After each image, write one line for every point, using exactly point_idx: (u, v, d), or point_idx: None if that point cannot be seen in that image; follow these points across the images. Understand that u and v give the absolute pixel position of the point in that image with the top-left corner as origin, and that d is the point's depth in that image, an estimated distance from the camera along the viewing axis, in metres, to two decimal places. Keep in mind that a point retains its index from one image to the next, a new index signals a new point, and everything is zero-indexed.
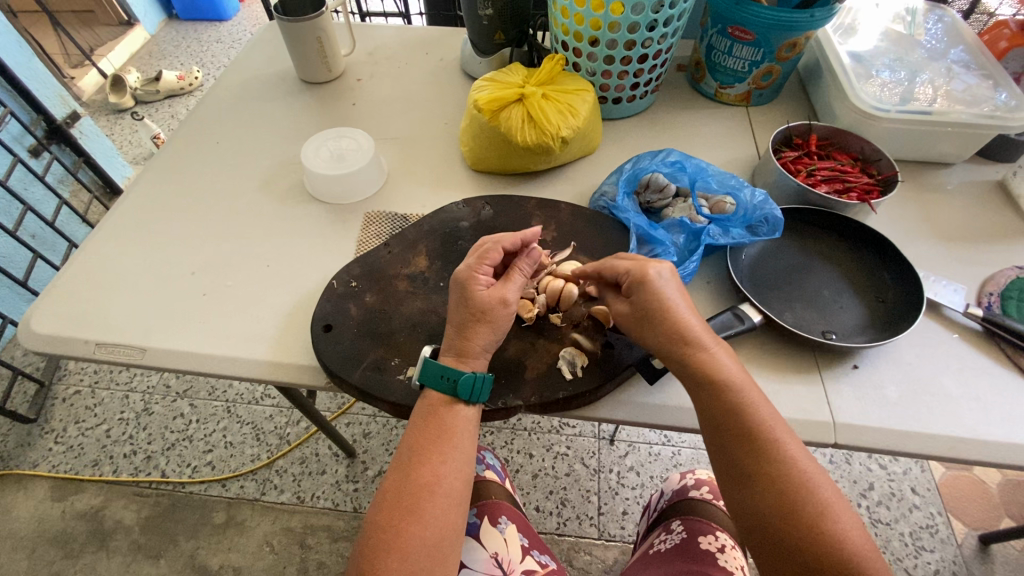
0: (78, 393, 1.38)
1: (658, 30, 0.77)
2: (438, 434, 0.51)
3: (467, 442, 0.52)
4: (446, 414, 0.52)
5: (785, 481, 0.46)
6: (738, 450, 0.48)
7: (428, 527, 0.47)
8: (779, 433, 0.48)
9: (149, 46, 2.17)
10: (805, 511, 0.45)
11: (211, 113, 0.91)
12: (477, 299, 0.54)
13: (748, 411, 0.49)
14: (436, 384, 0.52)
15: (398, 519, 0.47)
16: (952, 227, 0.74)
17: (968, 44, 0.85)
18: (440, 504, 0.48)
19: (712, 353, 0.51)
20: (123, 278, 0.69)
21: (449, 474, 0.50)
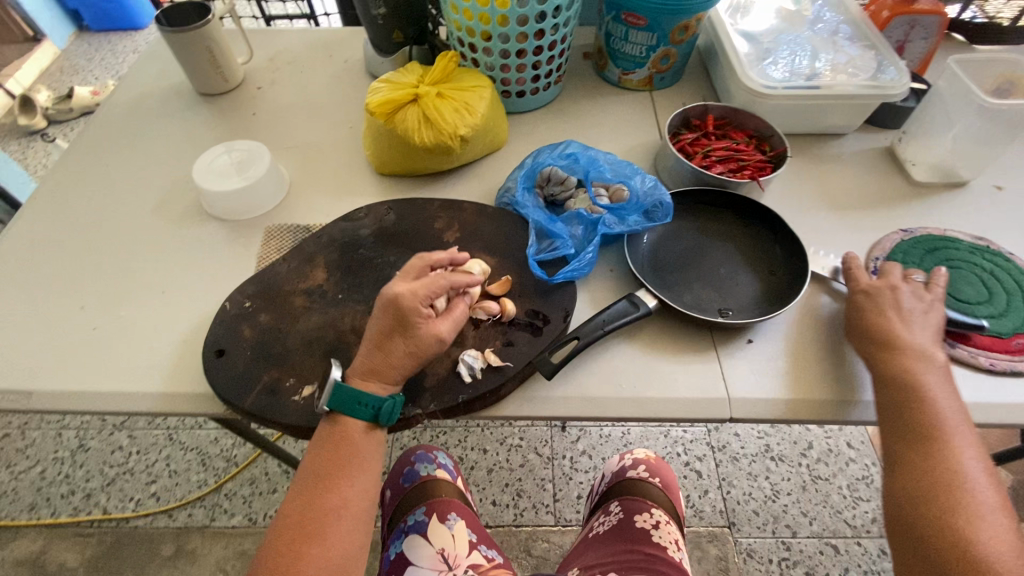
0: (6, 437, 1.31)
1: (548, 21, 0.76)
2: (339, 460, 0.51)
3: (372, 465, 0.53)
4: (348, 441, 0.52)
5: (949, 486, 0.48)
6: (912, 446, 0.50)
7: (330, 548, 0.49)
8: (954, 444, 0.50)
9: (60, 62, 2.05)
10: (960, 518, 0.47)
11: (102, 133, 0.86)
12: (415, 333, 0.52)
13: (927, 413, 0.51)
14: (350, 409, 0.52)
15: (298, 543, 0.49)
16: (845, 195, 0.77)
17: (853, 18, 0.88)
18: (344, 526, 0.50)
19: (919, 348, 0.54)
20: (6, 318, 0.65)
21: (352, 497, 0.51)
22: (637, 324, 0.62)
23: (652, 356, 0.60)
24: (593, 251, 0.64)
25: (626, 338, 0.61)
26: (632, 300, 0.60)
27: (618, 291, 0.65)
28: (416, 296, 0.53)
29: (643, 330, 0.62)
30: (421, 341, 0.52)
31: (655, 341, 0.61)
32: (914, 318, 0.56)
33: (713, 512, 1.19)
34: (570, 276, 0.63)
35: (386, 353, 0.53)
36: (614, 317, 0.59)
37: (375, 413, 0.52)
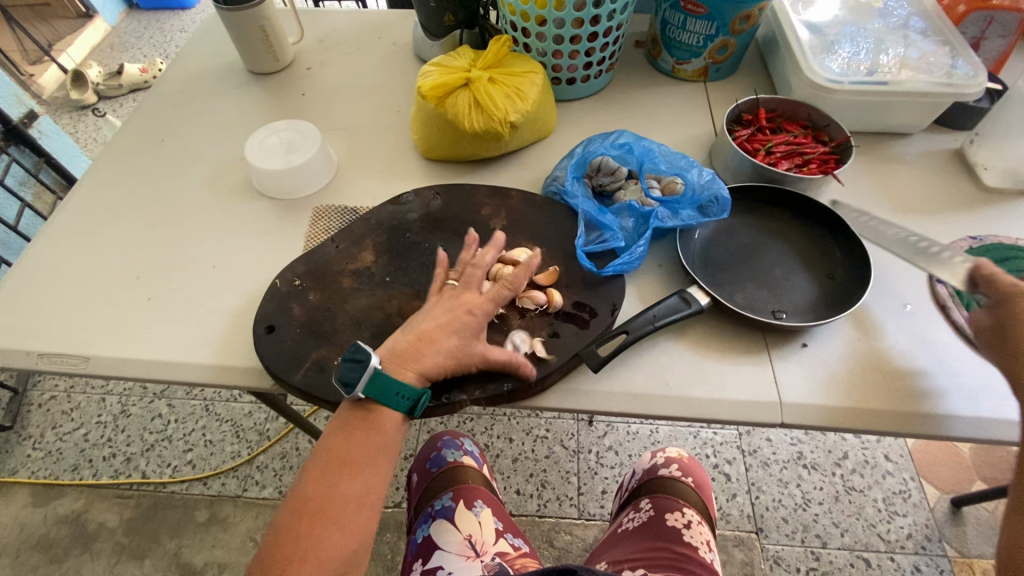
0: (54, 398, 1.36)
1: (605, 7, 0.74)
2: (355, 445, 0.51)
3: (387, 452, 0.53)
4: (365, 425, 0.52)
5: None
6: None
7: (341, 530, 0.49)
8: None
9: (110, 39, 2.10)
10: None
11: (157, 108, 0.88)
12: (469, 328, 0.54)
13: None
14: (387, 398, 0.52)
15: (317, 527, 0.48)
16: (909, 198, 0.73)
17: (926, 11, 0.83)
18: (363, 515, 0.50)
19: None
20: (67, 284, 0.68)
21: (366, 482, 0.51)
22: (687, 322, 0.61)
23: (700, 355, 0.59)
24: (644, 245, 0.63)
25: (675, 335, 0.60)
26: (683, 296, 0.58)
27: (667, 287, 0.64)
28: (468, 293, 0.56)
29: (693, 327, 0.61)
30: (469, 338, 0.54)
31: (704, 340, 0.60)
32: None
33: (740, 517, 1.17)
34: (619, 270, 0.62)
35: (420, 343, 0.53)
36: (665, 314, 0.57)
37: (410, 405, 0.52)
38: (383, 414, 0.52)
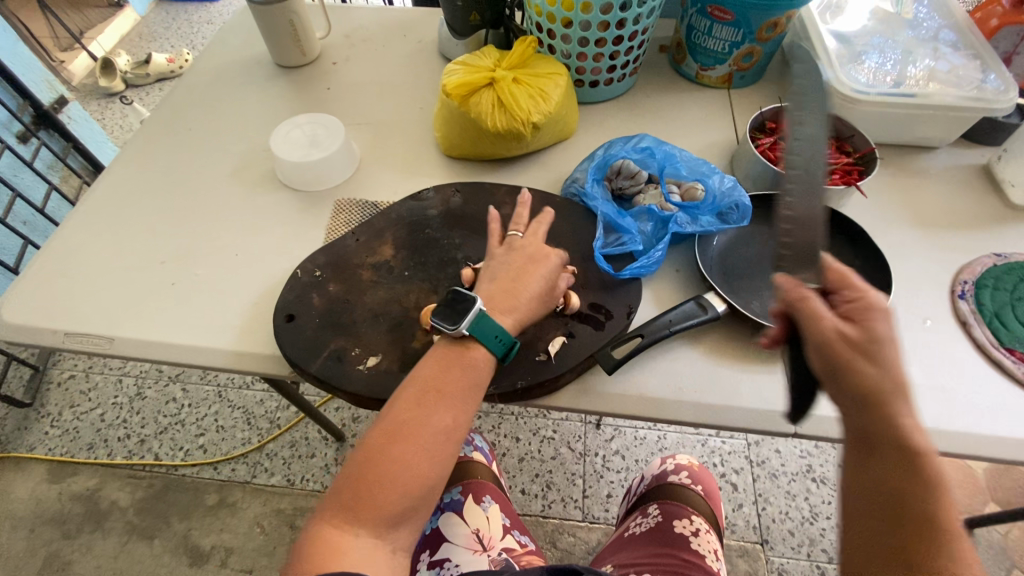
0: (72, 378, 1.39)
1: (631, 11, 0.74)
2: (447, 372, 0.50)
3: (476, 390, 0.51)
4: (461, 356, 0.51)
5: (920, 499, 0.42)
6: (880, 454, 0.44)
7: (424, 456, 0.47)
8: (929, 451, 0.43)
9: (139, 29, 2.14)
10: (939, 535, 0.41)
11: (185, 98, 0.90)
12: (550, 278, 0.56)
13: (889, 416, 0.44)
14: (486, 338, 0.52)
15: (402, 448, 0.46)
16: (932, 212, 0.72)
17: (957, 24, 0.82)
18: (446, 445, 0.48)
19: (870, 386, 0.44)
20: (94, 266, 0.69)
21: (454, 412, 0.49)
22: (703, 328, 0.61)
23: (715, 361, 0.59)
24: (662, 250, 0.63)
25: (690, 341, 0.60)
26: (700, 302, 0.59)
27: (683, 292, 0.64)
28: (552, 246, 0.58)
29: (708, 334, 0.61)
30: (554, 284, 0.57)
31: (718, 346, 0.60)
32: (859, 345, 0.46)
33: (746, 527, 1.16)
34: (636, 273, 0.62)
35: (516, 283, 0.55)
36: (681, 319, 0.58)
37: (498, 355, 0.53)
38: (478, 351, 0.52)
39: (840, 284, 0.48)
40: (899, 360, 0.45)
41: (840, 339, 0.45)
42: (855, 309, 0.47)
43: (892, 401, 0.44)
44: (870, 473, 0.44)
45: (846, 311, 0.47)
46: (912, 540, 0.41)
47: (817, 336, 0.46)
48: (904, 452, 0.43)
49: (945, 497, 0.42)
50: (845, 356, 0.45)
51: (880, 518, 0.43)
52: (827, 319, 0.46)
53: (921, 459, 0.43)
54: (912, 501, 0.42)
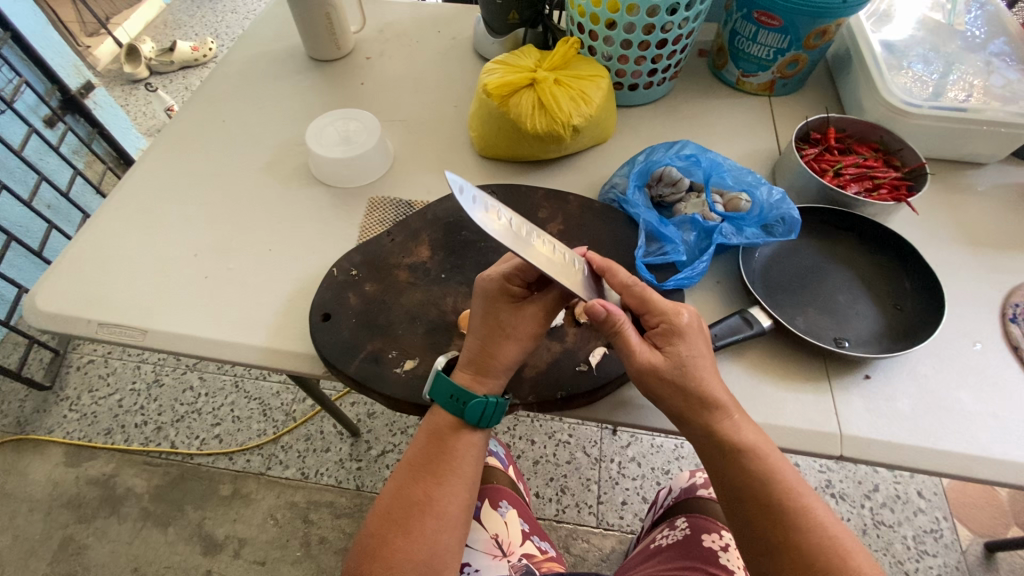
0: (92, 362, 1.40)
1: (679, 14, 0.73)
2: (441, 456, 0.52)
3: (465, 472, 0.52)
4: (451, 438, 0.52)
5: (760, 490, 0.46)
6: (714, 461, 0.48)
7: (407, 537, 0.49)
8: (751, 441, 0.48)
9: (164, 16, 2.14)
10: (788, 517, 0.45)
11: (219, 89, 0.89)
12: (509, 316, 0.52)
13: (699, 424, 0.48)
14: (444, 401, 0.52)
15: (387, 529, 0.50)
16: (980, 231, 0.70)
17: (1011, 36, 0.79)
18: (430, 524, 0.49)
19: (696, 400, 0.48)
20: (127, 257, 0.69)
21: (444, 496, 0.51)
22: (745, 343, 0.59)
23: (759, 377, 0.57)
24: (707, 262, 0.62)
25: (731, 355, 0.59)
26: (745, 317, 0.57)
27: (725, 304, 0.63)
28: (508, 276, 0.53)
29: (751, 349, 0.59)
30: (522, 324, 0.52)
31: (761, 362, 0.58)
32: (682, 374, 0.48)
33: None
34: (679, 284, 0.61)
35: (484, 349, 0.52)
36: (726, 333, 0.57)
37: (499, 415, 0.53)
38: (457, 437, 0.52)
39: (640, 310, 0.51)
40: (702, 371, 0.48)
41: (651, 373, 0.48)
42: (661, 334, 0.49)
43: (702, 406, 0.48)
44: (717, 480, 0.49)
45: (654, 338, 0.50)
46: (768, 529, 0.46)
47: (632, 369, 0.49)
48: (727, 453, 0.47)
49: (780, 479, 0.46)
50: (659, 380, 0.48)
51: (740, 519, 0.47)
52: (637, 353, 0.48)
53: (745, 454, 0.47)
54: (753, 495, 0.46)
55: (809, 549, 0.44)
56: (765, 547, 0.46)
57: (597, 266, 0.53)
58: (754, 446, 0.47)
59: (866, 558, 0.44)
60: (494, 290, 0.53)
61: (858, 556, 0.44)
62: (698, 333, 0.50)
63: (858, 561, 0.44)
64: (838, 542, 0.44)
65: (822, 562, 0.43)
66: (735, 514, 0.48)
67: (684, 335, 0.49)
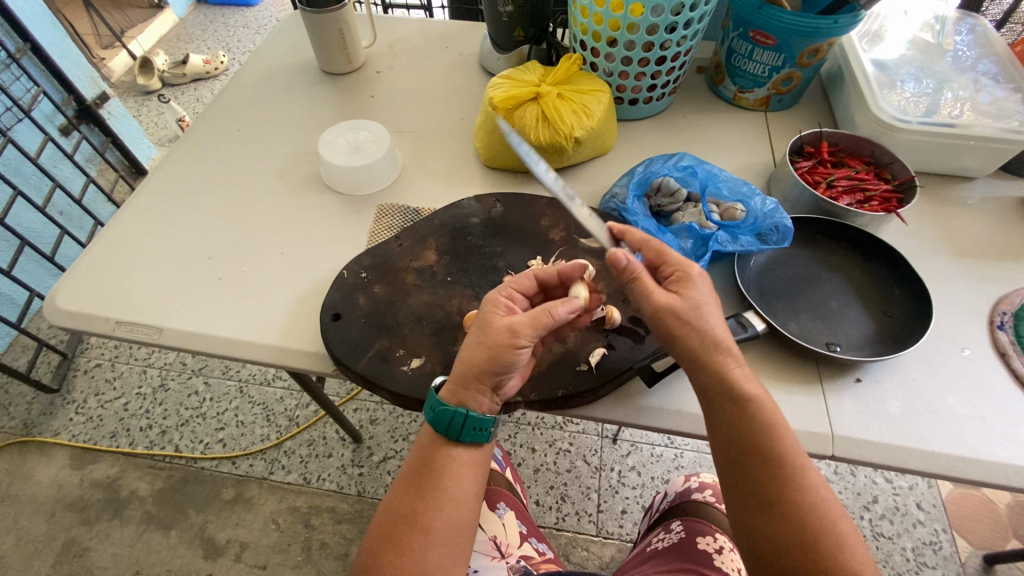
0: (99, 366, 1.42)
1: (677, 33, 0.76)
2: (423, 472, 0.53)
3: (448, 485, 0.53)
4: (433, 453, 0.54)
5: (765, 444, 0.47)
6: (723, 411, 0.49)
7: (396, 552, 0.50)
8: (759, 395, 0.49)
9: (178, 30, 2.20)
10: (787, 473, 0.47)
11: (234, 100, 0.93)
12: (490, 328, 0.53)
13: (715, 372, 0.49)
14: (430, 417, 0.54)
15: (378, 547, 0.51)
16: (969, 242, 0.73)
17: (998, 55, 0.82)
18: (417, 538, 0.50)
19: (717, 342, 0.49)
20: (144, 259, 0.72)
21: (428, 510, 0.52)
22: (740, 346, 0.62)
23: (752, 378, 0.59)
24: (701, 269, 0.64)
25: None
26: (740, 320, 0.59)
27: (720, 309, 0.65)
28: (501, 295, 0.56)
29: (746, 352, 0.61)
30: (495, 335, 0.52)
31: (755, 365, 0.60)
32: (700, 312, 0.50)
33: None
34: None
35: (464, 359, 0.53)
36: None
37: (479, 432, 0.53)
38: (437, 453, 0.54)
39: (658, 261, 0.54)
40: (716, 318, 0.50)
41: (670, 314, 0.50)
42: (676, 280, 0.52)
43: (718, 351, 0.49)
44: (721, 432, 0.50)
45: (670, 285, 0.52)
46: (767, 484, 0.47)
47: (649, 309, 0.51)
48: (739, 403, 0.48)
49: (783, 435, 0.48)
50: (678, 320, 0.50)
51: (738, 472, 0.48)
52: (656, 292, 0.51)
53: (754, 406, 0.48)
54: (758, 448, 0.47)
55: (802, 505, 0.46)
56: (761, 500, 0.47)
57: (615, 231, 0.58)
58: (761, 398, 0.49)
59: (847, 519, 0.46)
60: (486, 307, 0.55)
61: (840, 516, 0.46)
62: (710, 282, 0.52)
63: (839, 522, 0.46)
64: (826, 503, 0.46)
65: (810, 519, 0.45)
66: (732, 467, 0.49)
67: (700, 285, 0.51)
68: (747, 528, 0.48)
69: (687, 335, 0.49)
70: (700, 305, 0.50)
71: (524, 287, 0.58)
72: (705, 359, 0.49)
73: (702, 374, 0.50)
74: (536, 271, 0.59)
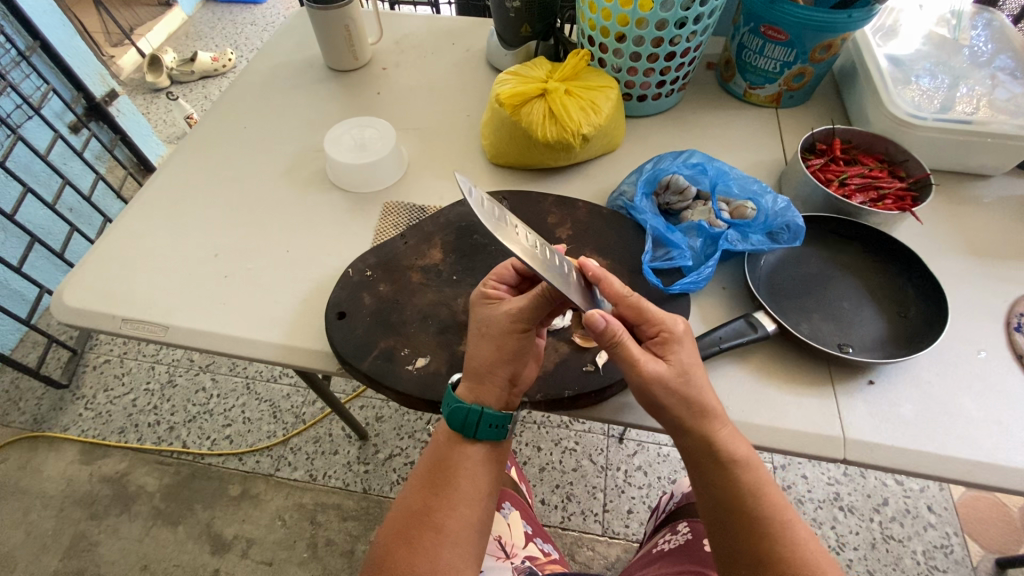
0: (108, 362, 1.43)
1: (687, 28, 0.75)
2: (440, 469, 0.54)
3: (462, 485, 0.53)
4: (448, 450, 0.54)
5: (750, 501, 0.47)
6: (708, 474, 0.48)
7: (408, 549, 0.50)
8: (741, 452, 0.48)
9: (186, 27, 2.21)
10: (775, 530, 0.47)
11: (241, 97, 0.92)
12: (488, 319, 0.53)
13: (697, 435, 0.48)
14: (443, 413, 0.54)
15: (390, 543, 0.51)
16: (986, 241, 0.71)
17: (1016, 50, 0.80)
18: (430, 535, 0.50)
19: (704, 407, 0.48)
20: (150, 256, 0.71)
21: (442, 508, 0.51)
22: (750, 346, 0.61)
23: (762, 380, 0.58)
24: (712, 267, 0.63)
25: (737, 359, 0.60)
26: (750, 321, 0.59)
27: (729, 310, 0.64)
28: (489, 291, 0.56)
29: (756, 353, 0.60)
30: (494, 327, 0.52)
31: (765, 366, 0.59)
32: (692, 383, 0.48)
33: None
34: (686, 288, 0.62)
35: (472, 354, 0.54)
36: (731, 337, 0.58)
37: (495, 429, 0.53)
38: (454, 451, 0.54)
39: (638, 320, 0.51)
40: (702, 381, 0.49)
41: (660, 385, 0.47)
42: (661, 343, 0.50)
43: (703, 418, 0.48)
44: (709, 494, 0.49)
45: (654, 348, 0.50)
46: (755, 544, 0.47)
47: (641, 383, 0.48)
48: (724, 464, 0.48)
49: (769, 491, 0.48)
50: (666, 390, 0.47)
51: (725, 530, 0.48)
52: (648, 365, 0.47)
53: (734, 466, 0.48)
54: (744, 506, 0.47)
55: (793, 563, 0.45)
56: (748, 559, 0.47)
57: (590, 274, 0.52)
58: (746, 458, 0.48)
59: (838, 572, 0.46)
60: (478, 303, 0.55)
61: (828, 570, 0.46)
62: (692, 341, 0.51)
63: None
64: (817, 558, 0.46)
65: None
66: (722, 526, 0.49)
67: (684, 351, 0.50)
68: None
69: (670, 403, 0.48)
70: (690, 376, 0.48)
71: (506, 276, 0.57)
72: (688, 423, 0.48)
73: (687, 440, 0.49)
74: (514, 262, 0.58)
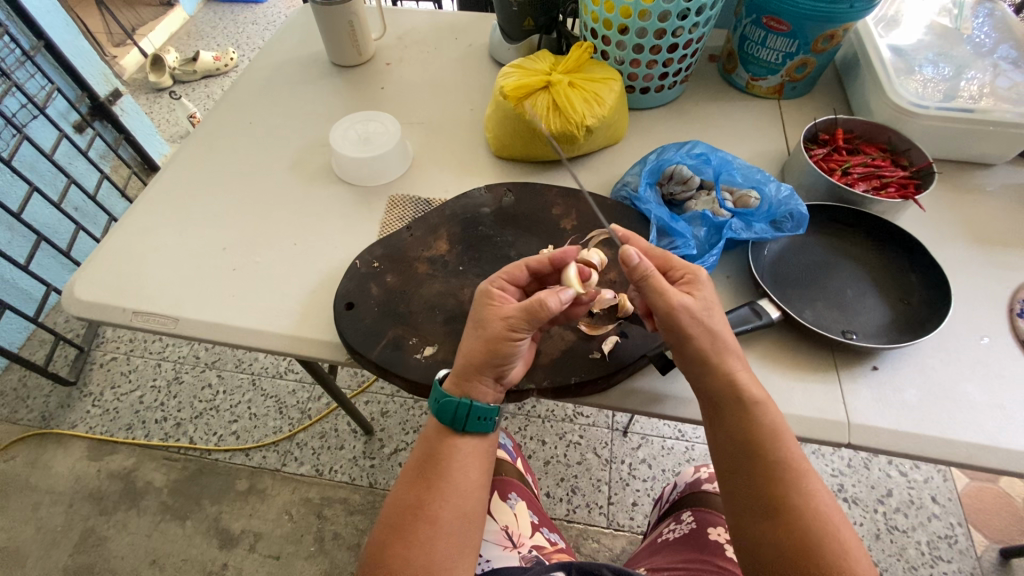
0: (115, 359, 1.44)
1: (689, 19, 0.75)
2: (431, 463, 0.54)
3: (454, 476, 0.53)
4: (439, 444, 0.55)
5: (769, 448, 0.47)
6: (729, 417, 0.49)
7: (403, 542, 0.50)
8: (763, 398, 0.50)
9: (188, 27, 2.22)
10: (791, 478, 0.46)
11: (246, 93, 0.93)
12: (485, 317, 0.53)
13: (721, 371, 0.50)
14: (431, 406, 0.54)
15: (385, 537, 0.51)
16: (989, 229, 0.71)
17: (1018, 39, 0.80)
18: (425, 528, 0.51)
19: (724, 343, 0.50)
20: (158, 250, 0.72)
21: (435, 501, 0.52)
22: (754, 334, 0.61)
23: (767, 366, 0.59)
24: (716, 255, 0.64)
25: (741, 346, 0.61)
26: (754, 308, 0.59)
27: (734, 298, 0.64)
28: (493, 285, 0.56)
29: (761, 340, 0.61)
30: (490, 326, 0.52)
31: (769, 353, 0.60)
32: (715, 314, 0.51)
33: None
34: None
35: (464, 349, 0.54)
36: (735, 323, 0.58)
37: (483, 422, 0.54)
38: (445, 445, 0.54)
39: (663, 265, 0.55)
40: (723, 320, 0.51)
41: (686, 311, 0.50)
42: (686, 284, 0.53)
43: (725, 354, 0.50)
44: (727, 441, 0.50)
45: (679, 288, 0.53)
46: (769, 490, 0.47)
47: (667, 308, 0.50)
48: (745, 407, 0.49)
49: (787, 440, 0.48)
50: (694, 318, 0.50)
51: (740, 479, 0.48)
52: (673, 293, 0.50)
53: (758, 408, 0.49)
54: (762, 453, 0.48)
55: (806, 513, 0.45)
56: (762, 506, 0.47)
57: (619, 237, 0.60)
58: (766, 403, 0.49)
59: (852, 530, 0.45)
60: (479, 299, 0.55)
61: (845, 526, 0.45)
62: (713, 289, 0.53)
63: (843, 531, 0.45)
64: (831, 514, 0.45)
65: (817, 526, 0.45)
66: (736, 475, 0.49)
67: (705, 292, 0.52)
68: (750, 536, 0.48)
69: (693, 330, 0.50)
70: (714, 305, 0.51)
71: (517, 278, 0.57)
72: (711, 358, 0.50)
73: (712, 378, 0.50)
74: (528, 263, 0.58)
